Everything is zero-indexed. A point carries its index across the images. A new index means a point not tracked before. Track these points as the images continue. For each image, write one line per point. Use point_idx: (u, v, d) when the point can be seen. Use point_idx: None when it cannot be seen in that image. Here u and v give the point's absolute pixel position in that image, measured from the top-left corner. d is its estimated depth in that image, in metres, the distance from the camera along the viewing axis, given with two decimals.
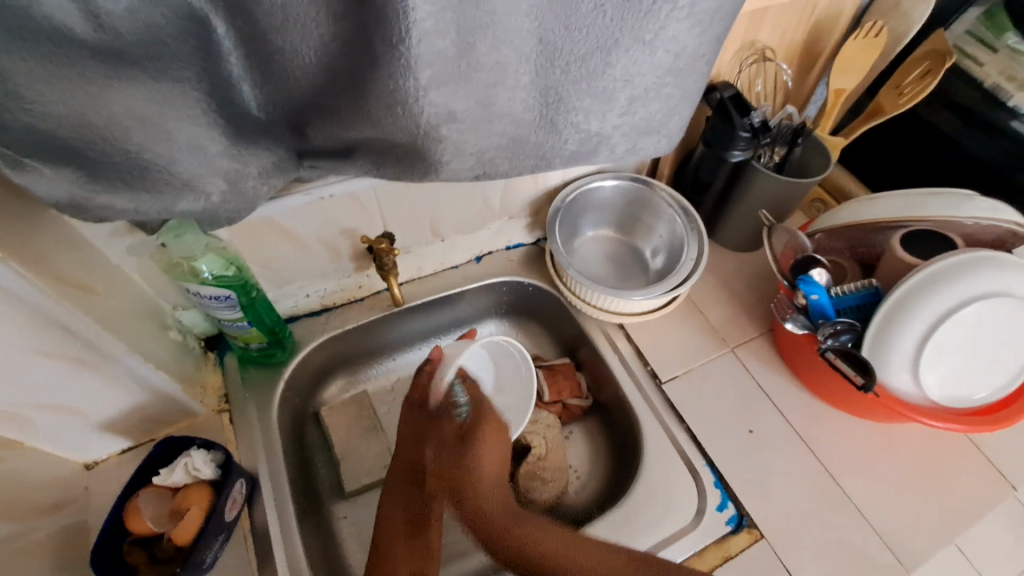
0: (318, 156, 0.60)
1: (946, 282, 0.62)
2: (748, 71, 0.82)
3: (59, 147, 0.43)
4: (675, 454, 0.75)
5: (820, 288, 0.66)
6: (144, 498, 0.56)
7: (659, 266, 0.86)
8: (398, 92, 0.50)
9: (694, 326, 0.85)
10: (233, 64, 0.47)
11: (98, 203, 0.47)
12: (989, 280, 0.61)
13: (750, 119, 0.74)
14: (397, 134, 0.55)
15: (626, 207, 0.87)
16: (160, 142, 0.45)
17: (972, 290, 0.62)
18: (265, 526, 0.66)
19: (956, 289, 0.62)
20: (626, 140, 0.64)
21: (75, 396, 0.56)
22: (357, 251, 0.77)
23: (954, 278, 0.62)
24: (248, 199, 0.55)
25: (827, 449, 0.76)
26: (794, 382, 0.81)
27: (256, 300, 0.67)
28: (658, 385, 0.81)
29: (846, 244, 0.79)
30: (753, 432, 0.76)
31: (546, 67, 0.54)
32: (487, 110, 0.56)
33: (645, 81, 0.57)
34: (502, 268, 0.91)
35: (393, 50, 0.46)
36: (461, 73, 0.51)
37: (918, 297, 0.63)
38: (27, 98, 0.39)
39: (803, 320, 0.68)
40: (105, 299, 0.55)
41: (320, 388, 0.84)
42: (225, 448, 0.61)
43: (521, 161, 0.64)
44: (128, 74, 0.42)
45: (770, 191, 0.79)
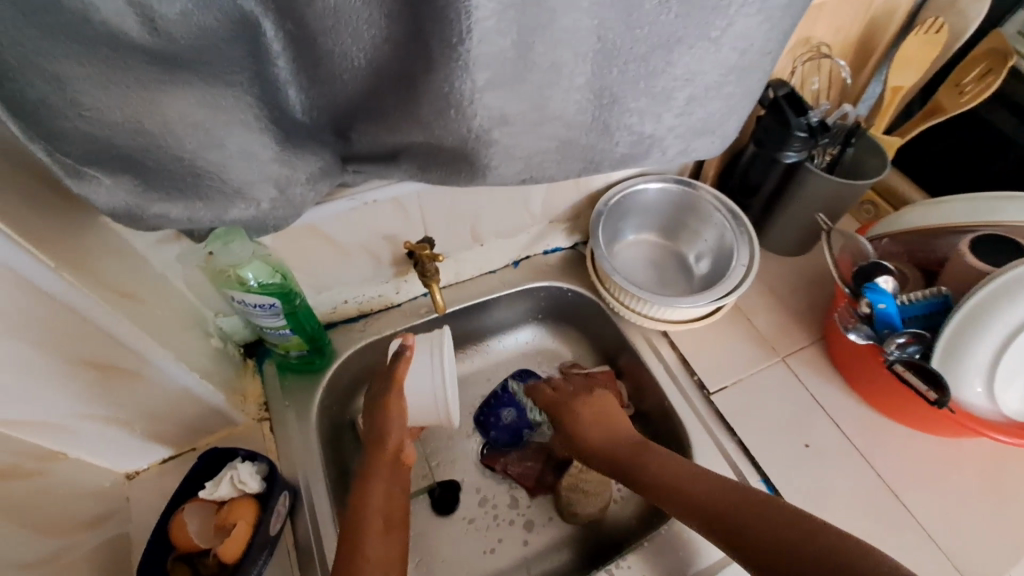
0: (362, 160, 0.58)
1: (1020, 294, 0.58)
2: (801, 69, 0.78)
3: (113, 154, 0.41)
4: (727, 468, 0.72)
5: (887, 297, 0.63)
6: (190, 512, 0.55)
7: (705, 271, 0.83)
8: (452, 95, 0.48)
9: (742, 333, 0.82)
10: (281, 68, 0.45)
11: (150, 212, 0.46)
12: None
13: (807, 118, 0.70)
14: (446, 137, 0.53)
15: (670, 210, 0.84)
16: (212, 148, 0.44)
17: None
18: (307, 538, 0.64)
19: None
20: (680, 142, 0.61)
21: (120, 406, 0.55)
22: (397, 256, 0.75)
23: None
24: (295, 206, 0.53)
25: (886, 464, 0.73)
26: (850, 394, 0.77)
27: (300, 308, 0.65)
28: (706, 396, 0.77)
29: (905, 249, 0.75)
30: (808, 446, 0.73)
31: (603, 67, 0.52)
32: (540, 112, 0.54)
33: (706, 80, 0.54)
34: (540, 273, 0.88)
35: (451, 51, 0.44)
36: (517, 74, 0.49)
37: (982, 316, 0.59)
38: (82, 104, 0.38)
39: (867, 330, 0.65)
40: (151, 308, 0.54)
41: (356, 395, 0.82)
42: (269, 460, 0.59)
43: (569, 165, 0.61)
44: (182, 79, 0.40)
45: (824, 193, 0.76)
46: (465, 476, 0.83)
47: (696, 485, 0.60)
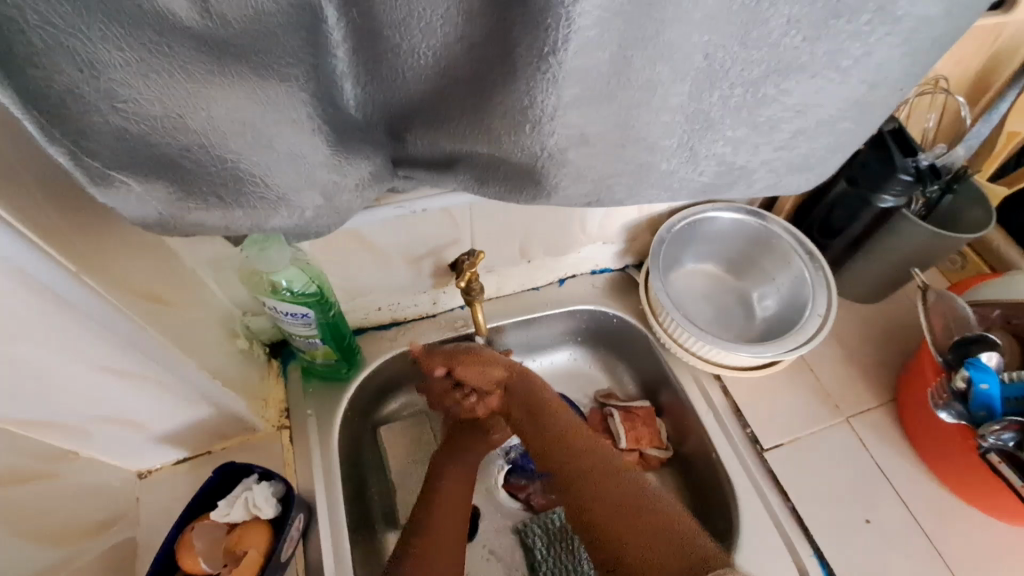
0: (415, 166, 0.52)
1: None
2: (912, 101, 0.70)
3: (148, 154, 0.37)
4: (776, 534, 0.66)
5: (993, 377, 0.55)
6: (199, 532, 0.51)
7: (770, 312, 0.75)
8: (531, 110, 0.42)
9: (802, 386, 0.75)
10: (340, 60, 0.40)
11: (186, 219, 0.41)
12: None
13: (917, 161, 0.63)
14: (515, 154, 0.46)
15: (738, 243, 0.77)
16: (258, 150, 0.39)
17: None
18: (319, 561, 0.60)
19: None
20: (772, 176, 0.54)
21: (135, 410, 0.51)
22: (439, 267, 0.70)
23: None
24: (340, 213, 0.48)
25: (957, 555, 0.65)
26: (920, 468, 0.70)
27: (334, 317, 0.61)
28: (759, 452, 0.71)
29: (1000, 311, 0.65)
30: (869, 523, 0.66)
31: (703, 89, 0.45)
32: (623, 134, 0.47)
33: (822, 113, 0.47)
34: (586, 295, 0.82)
35: (539, 61, 0.38)
36: (608, 92, 0.42)
37: None
38: (119, 96, 0.33)
39: (959, 410, 0.58)
40: (179, 311, 0.50)
41: (379, 404, 0.77)
42: (285, 479, 0.55)
43: (644, 193, 0.54)
44: (232, 70, 0.35)
45: (917, 242, 0.68)
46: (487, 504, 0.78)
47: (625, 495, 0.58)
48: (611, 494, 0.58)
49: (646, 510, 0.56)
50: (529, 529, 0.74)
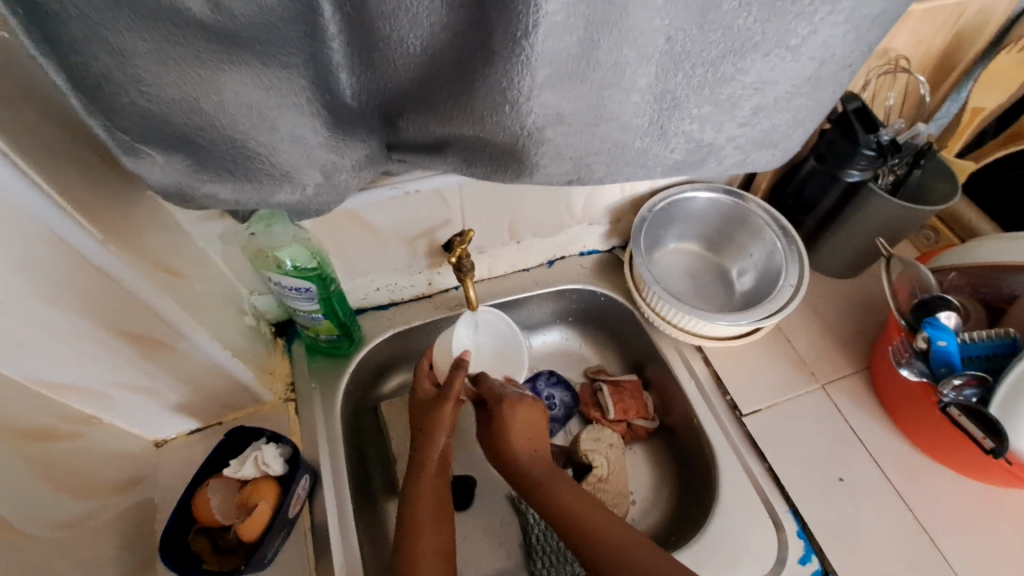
0: (408, 149, 0.56)
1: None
2: (875, 81, 0.73)
3: (166, 131, 0.41)
4: (754, 491, 0.70)
5: (950, 334, 0.59)
6: (213, 488, 0.55)
7: (748, 286, 0.80)
8: (508, 91, 0.46)
9: (780, 355, 0.79)
10: (335, 51, 0.44)
11: (201, 190, 0.46)
12: None
13: (878, 136, 0.67)
14: (498, 134, 0.50)
15: (716, 222, 0.81)
16: (264, 131, 0.43)
17: None
18: (324, 521, 0.64)
19: None
20: (739, 152, 0.58)
21: (154, 377, 0.56)
22: (433, 248, 0.74)
23: None
24: (339, 192, 0.52)
25: (926, 509, 0.69)
26: (891, 430, 0.74)
27: (334, 294, 0.66)
28: (738, 417, 0.75)
29: (968, 280, 0.69)
30: (843, 480, 0.70)
31: (668, 70, 0.49)
32: (597, 113, 0.51)
33: (777, 90, 0.51)
34: (574, 275, 0.86)
35: (513, 45, 0.42)
36: (579, 73, 0.46)
37: None
38: (141, 80, 0.37)
39: (922, 367, 0.62)
40: (194, 285, 0.55)
41: (380, 381, 0.82)
42: (293, 443, 0.59)
43: (620, 169, 0.58)
44: (240, 58, 0.39)
45: (884, 215, 0.72)
46: (483, 473, 0.82)
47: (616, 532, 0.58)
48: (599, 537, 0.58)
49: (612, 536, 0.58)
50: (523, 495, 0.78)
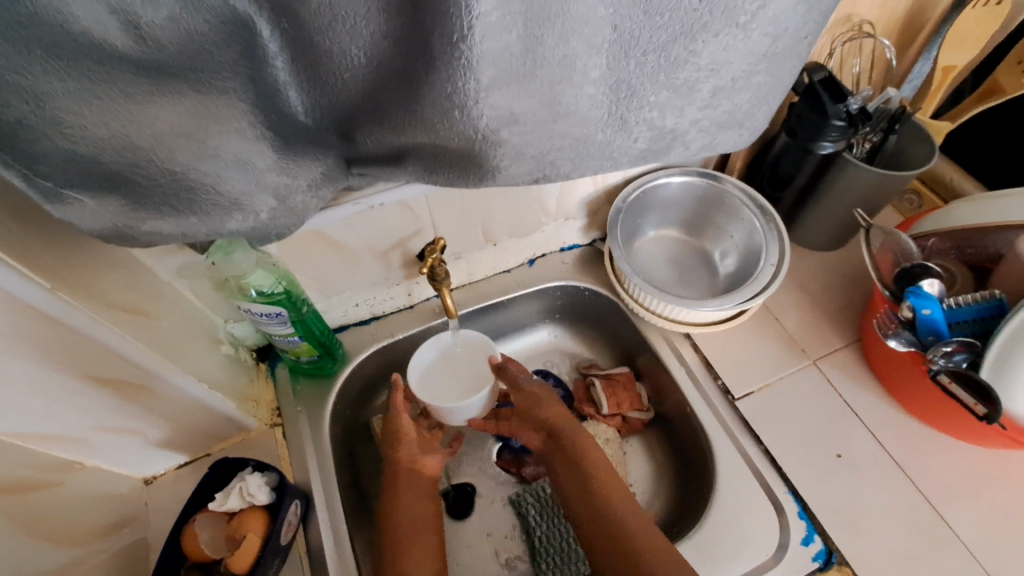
0: (367, 162, 0.55)
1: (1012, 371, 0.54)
2: (841, 49, 0.72)
3: (98, 172, 0.40)
4: (751, 475, 0.69)
5: (934, 302, 0.58)
6: (200, 523, 0.55)
7: (731, 268, 0.78)
8: (455, 95, 0.45)
9: (769, 335, 0.78)
10: (279, 69, 0.43)
11: (141, 230, 0.44)
12: None
13: (847, 106, 0.65)
14: (452, 139, 0.49)
15: (693, 205, 0.80)
16: (205, 160, 0.42)
17: None
18: (319, 544, 0.64)
19: None
20: (704, 135, 0.57)
21: (130, 418, 0.55)
22: (408, 258, 0.73)
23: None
24: (297, 213, 0.51)
25: (928, 480, 0.68)
26: (886, 401, 0.73)
27: (308, 315, 0.65)
28: (731, 401, 0.74)
29: (953, 242, 0.67)
30: (841, 456, 0.69)
31: (619, 59, 0.47)
32: (552, 110, 0.50)
33: (734, 69, 0.50)
34: (556, 272, 0.85)
35: (452, 49, 0.41)
36: (526, 71, 0.45)
37: None
38: (65, 122, 0.36)
39: (909, 336, 0.60)
40: (157, 321, 0.54)
41: (369, 396, 0.81)
42: (279, 470, 0.59)
43: (585, 163, 0.57)
44: (170, 87, 0.38)
45: (861, 185, 0.70)
46: (480, 480, 0.81)
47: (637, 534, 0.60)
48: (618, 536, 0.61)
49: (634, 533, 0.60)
50: (523, 498, 0.77)
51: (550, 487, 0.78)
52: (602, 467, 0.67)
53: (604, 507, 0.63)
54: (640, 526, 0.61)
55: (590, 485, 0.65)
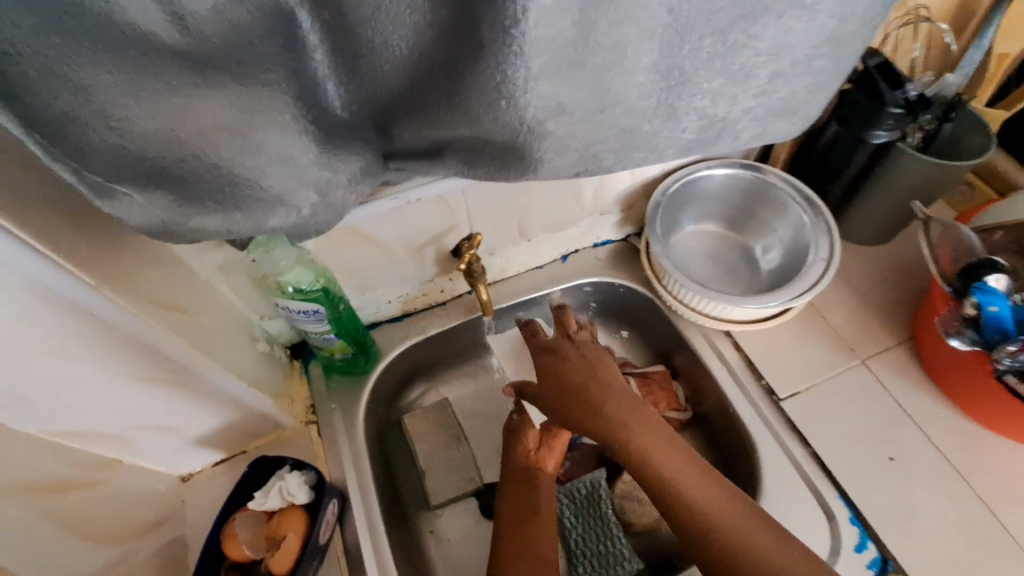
0: (406, 157, 0.53)
1: None
2: (894, 35, 0.68)
3: (147, 168, 0.39)
4: (799, 480, 0.66)
5: (1001, 298, 0.54)
6: (240, 522, 0.54)
7: (775, 264, 0.75)
8: (503, 85, 0.43)
9: (814, 333, 0.75)
10: (319, 63, 0.42)
11: (188, 227, 0.44)
12: None
13: (905, 92, 0.62)
14: (497, 131, 0.47)
15: (733, 198, 0.77)
16: (249, 154, 0.41)
17: None
18: (356, 544, 0.63)
19: None
20: (756, 125, 0.54)
21: (171, 416, 0.55)
22: (442, 254, 0.71)
23: None
24: (337, 209, 0.50)
25: (987, 486, 0.64)
26: (941, 402, 0.69)
27: (343, 313, 0.64)
28: (775, 402, 0.71)
29: (1017, 237, 0.63)
30: (894, 460, 0.66)
31: (673, 45, 0.45)
32: (600, 99, 0.47)
33: (794, 53, 0.47)
34: (590, 267, 0.83)
35: (502, 35, 0.39)
36: (577, 58, 0.43)
37: None
38: (112, 115, 0.35)
39: (972, 335, 0.57)
40: (197, 317, 0.53)
41: (402, 395, 0.80)
42: (317, 469, 0.58)
43: (630, 156, 0.55)
44: (216, 80, 0.37)
45: (918, 175, 0.67)
46: None
47: (729, 515, 0.51)
48: (707, 526, 0.50)
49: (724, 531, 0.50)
50: (557, 499, 0.75)
51: (586, 488, 0.74)
52: (647, 438, 0.55)
53: (675, 499, 0.52)
54: (714, 495, 0.52)
55: (631, 447, 0.55)
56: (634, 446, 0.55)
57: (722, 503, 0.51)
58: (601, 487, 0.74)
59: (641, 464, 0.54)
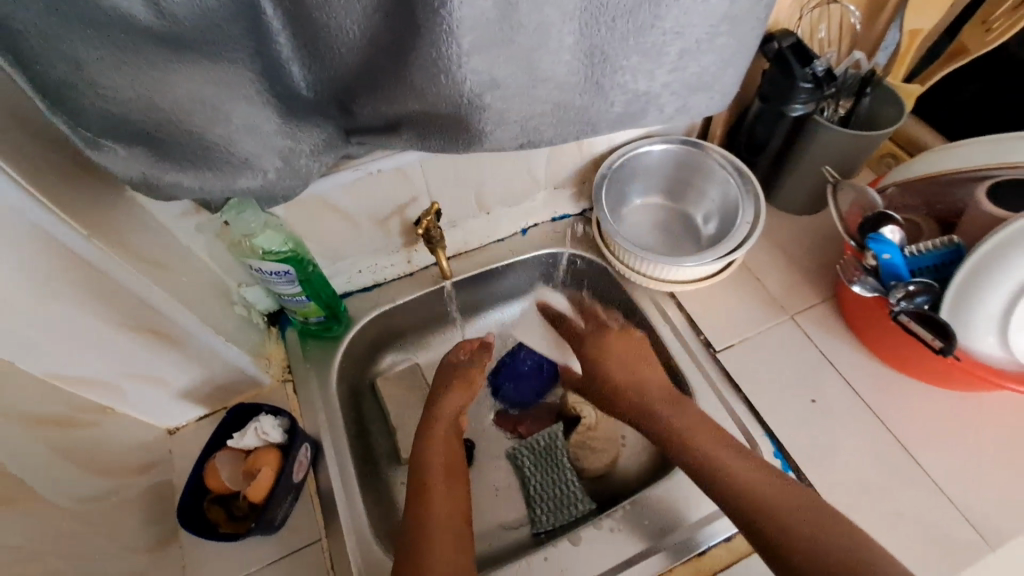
0: (365, 132, 0.60)
1: (976, 295, 0.59)
2: (809, 17, 0.75)
3: (129, 128, 0.45)
4: (732, 422, 0.73)
5: (893, 247, 0.62)
6: (221, 459, 0.61)
7: (712, 231, 0.83)
8: (440, 60, 0.49)
9: (750, 293, 0.82)
10: (283, 45, 0.48)
11: (164, 180, 0.50)
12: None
13: (813, 68, 0.69)
14: (440, 104, 0.54)
15: (674, 171, 0.84)
16: (219, 122, 0.47)
17: (1007, 290, 0.57)
18: (328, 488, 0.69)
19: (992, 297, 0.58)
20: (677, 99, 0.61)
21: (157, 366, 0.61)
22: (406, 226, 0.78)
23: (986, 287, 0.58)
24: (301, 175, 0.57)
25: (898, 422, 0.72)
26: (861, 351, 0.76)
27: (313, 275, 0.70)
28: (712, 355, 0.78)
29: (923, 199, 0.71)
30: (816, 402, 0.73)
31: (591, 26, 0.52)
32: (531, 75, 0.54)
33: (697, 32, 0.54)
34: (548, 240, 0.90)
35: (434, 16, 0.46)
36: (504, 36, 0.50)
37: (994, 260, 0.57)
38: (99, 83, 0.42)
39: (873, 283, 0.64)
40: (178, 275, 0.59)
41: (374, 359, 0.87)
42: (290, 415, 0.64)
43: (567, 128, 0.62)
44: (188, 58, 0.44)
45: (835, 146, 0.74)
46: (480, 435, 0.86)
47: (760, 486, 0.60)
48: (751, 496, 0.59)
49: (767, 503, 0.58)
50: (519, 452, 0.81)
51: (545, 440, 0.81)
52: (695, 418, 0.68)
53: (717, 465, 0.63)
54: (768, 491, 0.59)
55: (675, 437, 0.68)
56: (688, 438, 0.66)
57: (741, 455, 0.64)
58: (557, 438, 0.81)
59: (686, 433, 0.67)
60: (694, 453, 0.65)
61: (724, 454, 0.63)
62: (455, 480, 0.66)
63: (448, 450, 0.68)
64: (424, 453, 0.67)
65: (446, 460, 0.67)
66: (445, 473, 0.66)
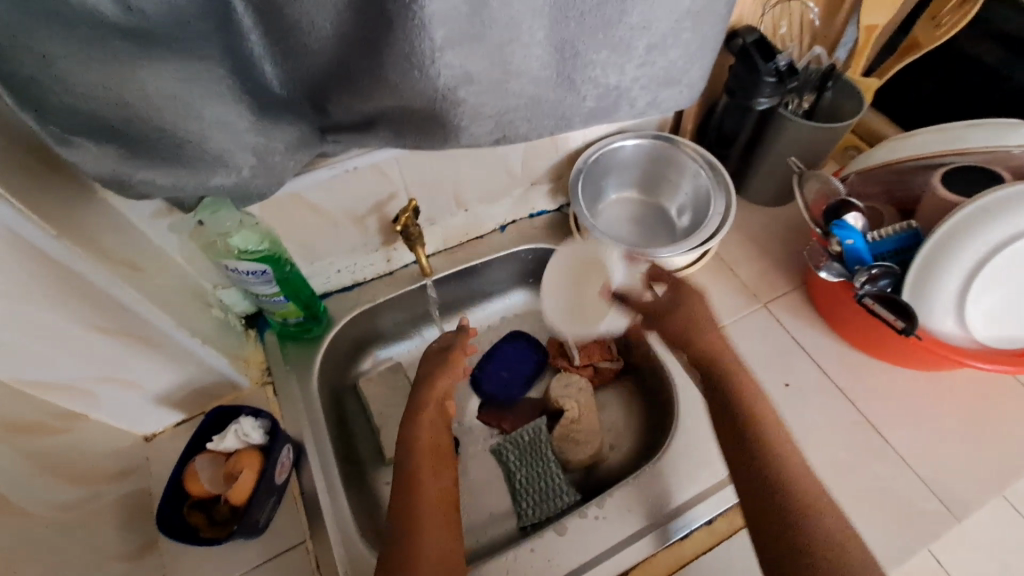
0: (340, 130, 0.60)
1: (937, 275, 0.61)
2: (770, 14, 0.78)
3: (97, 124, 0.45)
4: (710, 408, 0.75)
5: (856, 233, 0.64)
6: (200, 462, 0.60)
7: (686, 224, 0.85)
8: (413, 56, 0.50)
9: (723, 283, 0.84)
10: (254, 43, 0.48)
11: (135, 177, 0.49)
12: (984, 239, 0.59)
13: (775, 63, 0.71)
14: (415, 99, 0.54)
15: (648, 166, 0.86)
16: (191, 119, 0.47)
17: (965, 268, 0.60)
18: (312, 488, 0.69)
19: (951, 277, 0.61)
20: (646, 93, 0.63)
21: (132, 370, 0.60)
22: (385, 224, 0.78)
23: (945, 267, 0.61)
24: (276, 173, 0.57)
25: (866, 401, 0.74)
26: (831, 336, 0.79)
27: (291, 275, 0.70)
28: None
29: (883, 187, 0.75)
30: (790, 386, 0.76)
31: (560, 21, 0.53)
32: (503, 70, 0.55)
33: (664, 27, 0.56)
34: (526, 236, 0.91)
35: (406, 11, 0.47)
36: (476, 31, 0.50)
37: (951, 241, 0.60)
38: (66, 80, 0.41)
39: (838, 267, 0.67)
40: (152, 276, 0.58)
41: (356, 360, 0.86)
42: (271, 417, 0.64)
43: (540, 123, 0.63)
44: (157, 55, 0.43)
45: (799, 138, 0.77)
46: (464, 432, 0.86)
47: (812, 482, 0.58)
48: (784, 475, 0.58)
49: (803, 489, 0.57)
50: (503, 447, 0.82)
51: (529, 434, 0.81)
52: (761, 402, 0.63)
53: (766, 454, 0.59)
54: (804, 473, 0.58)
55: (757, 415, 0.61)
56: (758, 413, 0.62)
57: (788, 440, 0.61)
58: (541, 432, 0.81)
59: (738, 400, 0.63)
60: (755, 429, 0.61)
61: (784, 436, 0.61)
62: (444, 465, 0.64)
63: (436, 432, 0.67)
64: (412, 432, 0.66)
65: (434, 443, 0.66)
66: (433, 456, 0.64)
